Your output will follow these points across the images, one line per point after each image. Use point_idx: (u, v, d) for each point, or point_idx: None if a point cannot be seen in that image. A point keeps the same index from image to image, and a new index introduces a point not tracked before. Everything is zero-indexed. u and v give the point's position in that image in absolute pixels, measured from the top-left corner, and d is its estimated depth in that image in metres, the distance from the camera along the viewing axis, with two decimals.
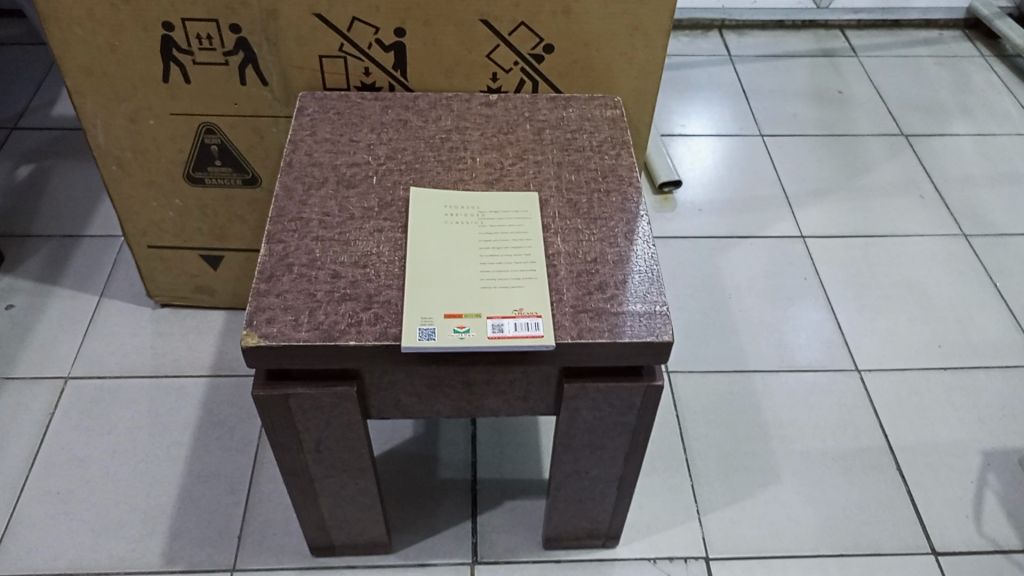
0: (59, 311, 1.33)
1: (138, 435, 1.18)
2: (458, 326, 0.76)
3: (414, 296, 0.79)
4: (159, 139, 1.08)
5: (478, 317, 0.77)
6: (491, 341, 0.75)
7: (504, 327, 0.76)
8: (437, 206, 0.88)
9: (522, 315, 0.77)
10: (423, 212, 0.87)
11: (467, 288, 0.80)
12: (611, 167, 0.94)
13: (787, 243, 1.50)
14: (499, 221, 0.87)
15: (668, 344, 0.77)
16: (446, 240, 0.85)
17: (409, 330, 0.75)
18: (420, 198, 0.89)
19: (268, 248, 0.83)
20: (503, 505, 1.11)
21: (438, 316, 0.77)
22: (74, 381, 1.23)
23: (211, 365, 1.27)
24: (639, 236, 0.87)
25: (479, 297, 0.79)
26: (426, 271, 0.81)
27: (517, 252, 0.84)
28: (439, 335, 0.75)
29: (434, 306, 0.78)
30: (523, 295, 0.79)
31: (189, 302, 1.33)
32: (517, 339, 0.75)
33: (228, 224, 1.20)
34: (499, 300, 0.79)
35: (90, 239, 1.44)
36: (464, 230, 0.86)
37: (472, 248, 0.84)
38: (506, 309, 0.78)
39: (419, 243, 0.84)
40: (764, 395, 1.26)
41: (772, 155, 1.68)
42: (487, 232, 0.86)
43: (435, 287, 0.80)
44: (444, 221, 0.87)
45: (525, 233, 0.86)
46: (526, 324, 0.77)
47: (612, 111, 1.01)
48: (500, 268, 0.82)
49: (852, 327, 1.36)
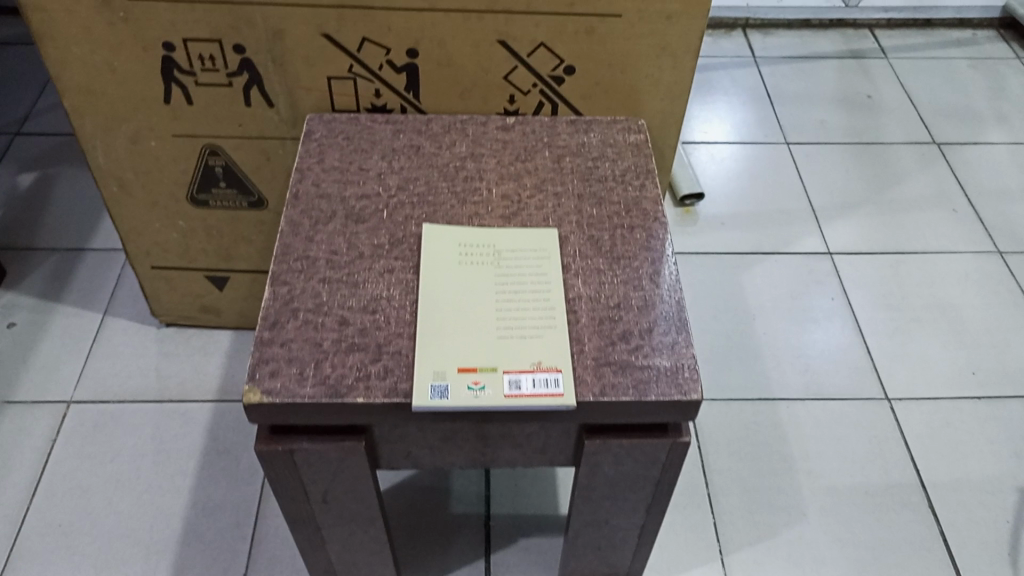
0: (62, 330, 1.29)
1: (142, 464, 1.14)
2: (472, 383, 0.71)
3: (426, 347, 0.74)
4: (161, 160, 1.04)
5: (494, 372, 0.72)
6: (509, 399, 0.71)
7: (522, 383, 0.72)
8: (451, 244, 0.83)
9: (541, 369, 0.73)
10: (436, 251, 0.82)
11: (482, 338, 0.75)
12: (635, 200, 0.89)
13: (814, 260, 1.44)
14: (517, 261, 0.82)
15: (697, 402, 0.72)
16: (460, 283, 0.80)
17: (420, 388, 0.71)
18: (433, 235, 0.84)
19: (272, 290, 0.79)
20: (517, 543, 1.08)
21: (451, 370, 0.72)
22: (77, 404, 1.20)
23: (217, 388, 1.23)
24: (666, 279, 0.81)
25: (495, 349, 0.74)
26: (438, 318, 0.76)
27: (536, 297, 0.79)
28: (452, 393, 0.71)
29: (448, 359, 0.73)
30: (542, 346, 0.74)
31: (194, 321, 1.29)
32: (536, 398, 0.71)
33: (233, 246, 1.16)
34: (516, 353, 0.74)
35: (94, 253, 1.40)
36: (479, 272, 0.81)
37: (488, 292, 0.79)
38: (523, 362, 0.73)
39: (431, 287, 0.79)
40: (789, 426, 1.21)
41: (798, 165, 1.62)
42: (504, 273, 0.81)
43: (448, 338, 0.75)
44: (458, 261, 0.82)
45: (544, 274, 0.81)
46: (545, 380, 0.72)
47: (636, 136, 0.96)
48: (517, 315, 0.77)
49: (882, 352, 1.31)
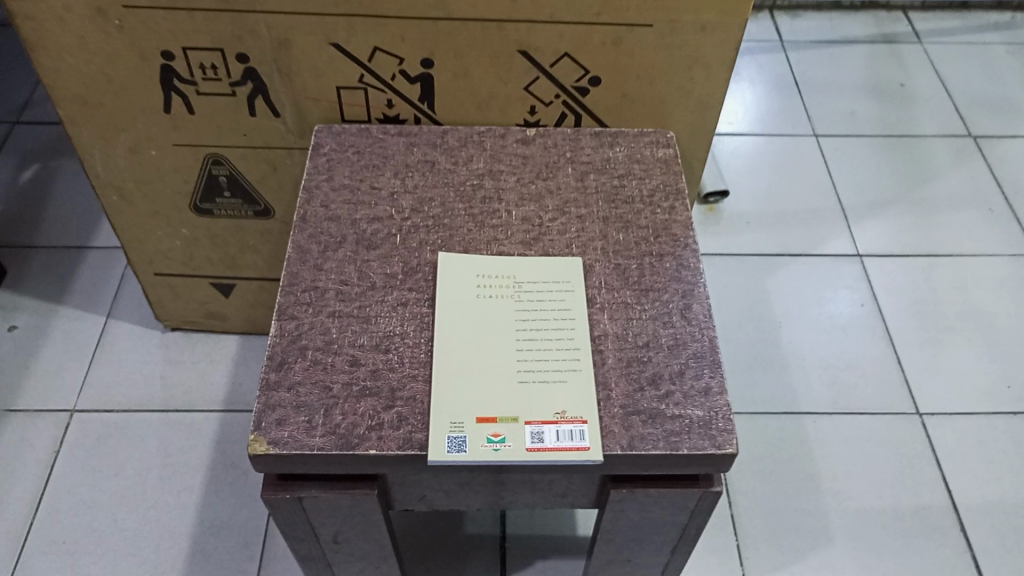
0: (64, 334, 1.25)
1: (147, 478, 1.11)
2: (492, 435, 0.67)
3: (442, 393, 0.70)
4: (162, 170, 0.98)
5: (515, 422, 0.68)
6: (532, 455, 0.66)
7: (545, 436, 0.67)
8: (468, 273, 0.78)
9: (564, 419, 0.68)
10: (452, 283, 0.77)
11: (502, 383, 0.71)
12: (664, 225, 0.83)
13: (842, 263, 1.38)
14: (539, 294, 0.77)
15: (731, 455, 0.68)
16: (478, 319, 0.75)
17: (437, 440, 0.67)
18: (449, 265, 0.79)
19: (279, 326, 0.74)
20: (533, 566, 1.04)
21: (470, 420, 0.68)
22: (80, 414, 1.17)
23: (223, 398, 1.19)
24: (697, 314, 0.76)
25: (516, 395, 0.70)
26: (454, 359, 0.72)
27: (559, 335, 0.74)
28: (471, 447, 0.67)
29: (465, 407, 0.69)
30: (565, 393, 0.70)
31: (200, 326, 1.25)
32: (560, 453, 0.66)
33: (239, 254, 1.11)
34: (538, 400, 0.70)
35: (97, 252, 1.36)
36: (499, 306, 0.76)
37: (508, 329, 0.75)
38: (546, 411, 0.69)
39: (447, 323, 0.74)
40: (816, 442, 1.17)
41: (827, 160, 1.55)
42: (525, 308, 0.76)
43: (466, 383, 0.70)
44: (476, 294, 0.77)
45: (568, 309, 0.76)
46: (570, 432, 0.67)
47: (664, 151, 0.90)
48: (539, 356, 0.73)
49: (912, 363, 1.26)
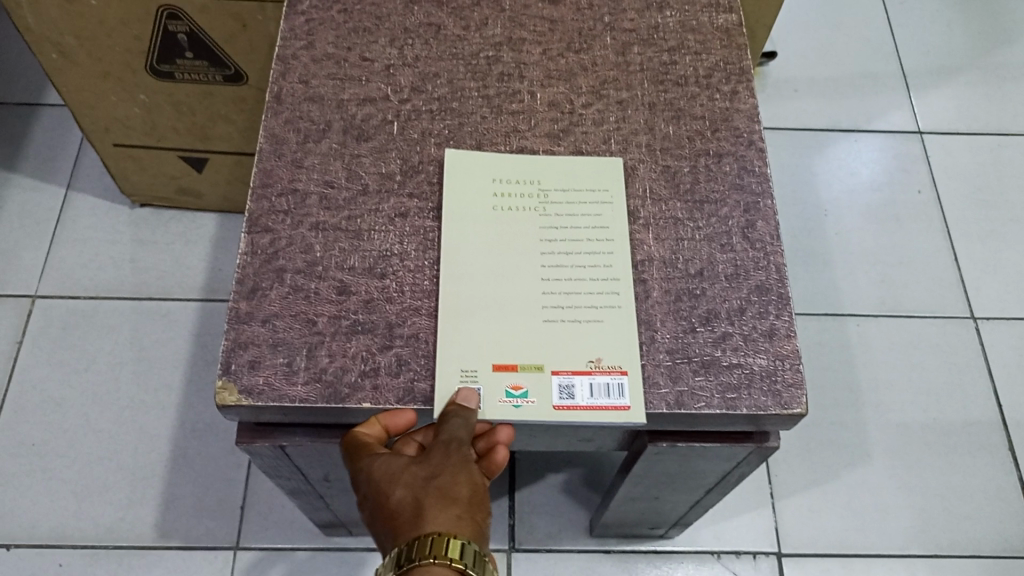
0: (20, 207, 1.11)
1: (122, 374, 1.01)
2: (512, 388, 0.55)
3: (450, 333, 0.57)
4: (107, 24, 0.81)
5: (539, 372, 0.56)
6: (561, 415, 0.55)
7: (576, 391, 0.56)
8: (481, 174, 0.64)
9: (600, 370, 0.56)
10: (463, 189, 0.63)
11: (524, 322, 0.58)
12: (723, 115, 0.67)
13: (899, 141, 1.22)
14: (570, 207, 0.63)
15: (797, 415, 0.56)
16: (494, 237, 0.61)
17: (444, 392, 0.55)
18: (459, 166, 0.64)
19: (249, 239, 0.60)
20: (544, 480, 0.96)
21: (484, 367, 0.56)
22: (42, 300, 1.04)
23: (202, 285, 1.07)
24: (761, 234, 0.62)
25: (541, 336, 0.58)
26: (465, 289, 0.59)
27: (594, 261, 0.60)
28: (487, 402, 0.55)
29: (479, 353, 0.57)
30: (601, 336, 0.57)
31: (172, 202, 1.10)
32: (594, 414, 0.55)
33: (210, 125, 0.95)
34: (567, 345, 0.57)
35: (51, 110, 1.19)
36: (521, 220, 0.62)
37: (531, 251, 0.61)
38: (578, 360, 0.57)
39: (456, 241, 0.61)
40: (858, 348, 1.06)
41: (890, 15, 1.35)
42: (552, 224, 0.62)
43: (481, 320, 0.58)
44: (491, 204, 0.63)
45: (605, 226, 0.62)
46: (605, 387, 0.56)
47: (726, 17, 0.72)
48: (570, 287, 0.60)
49: (971, 259, 1.13)
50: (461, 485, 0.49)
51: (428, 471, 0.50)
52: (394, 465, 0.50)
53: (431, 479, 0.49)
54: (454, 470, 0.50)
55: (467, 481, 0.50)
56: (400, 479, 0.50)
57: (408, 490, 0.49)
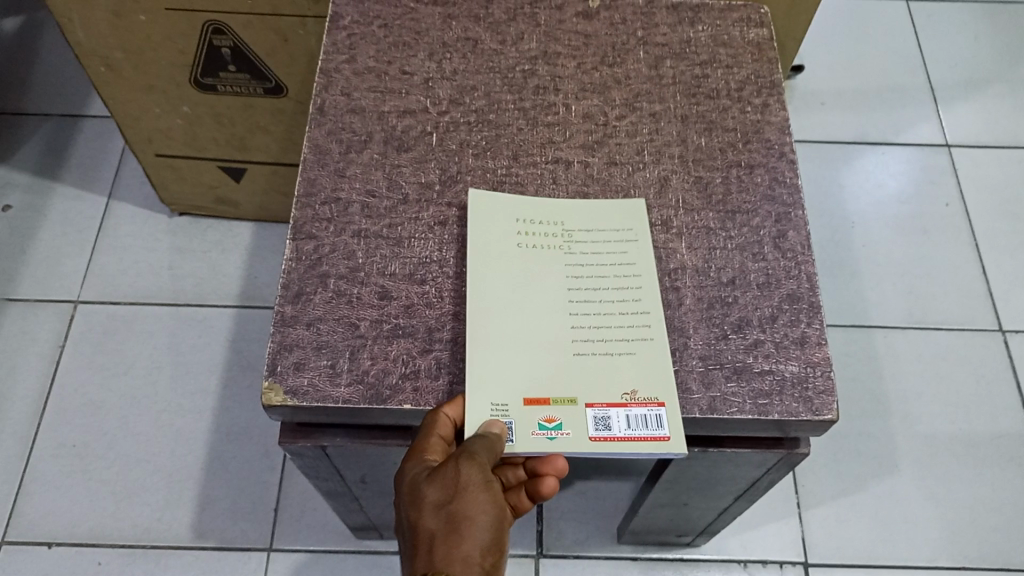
0: (63, 215, 1.14)
1: (160, 378, 1.03)
2: (546, 420, 0.55)
3: (481, 370, 0.57)
4: (153, 38, 0.84)
5: (572, 405, 0.56)
6: (599, 446, 0.54)
7: (612, 422, 0.55)
8: (506, 215, 0.64)
9: (635, 402, 0.56)
10: (488, 227, 0.63)
11: (554, 359, 0.58)
12: (754, 127, 0.69)
13: (927, 153, 1.23)
14: (594, 246, 0.63)
15: (828, 421, 0.57)
16: (520, 275, 0.61)
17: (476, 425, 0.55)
18: (483, 204, 0.64)
19: (294, 246, 0.62)
20: (573, 487, 0.97)
21: (516, 402, 0.56)
22: (84, 305, 1.08)
23: (238, 292, 1.09)
24: (792, 244, 0.63)
25: (570, 373, 0.57)
26: (494, 326, 0.59)
27: (621, 296, 0.60)
28: (519, 435, 0.55)
29: (511, 386, 0.56)
30: (633, 370, 0.57)
31: (209, 211, 1.13)
32: (631, 444, 0.54)
33: (249, 136, 0.97)
34: (599, 379, 0.57)
35: (93, 121, 1.22)
36: (546, 258, 0.62)
37: (558, 289, 0.61)
38: (612, 393, 0.56)
39: (482, 275, 0.61)
40: (886, 359, 1.06)
41: (917, 28, 1.35)
42: (578, 263, 0.62)
43: (510, 358, 0.58)
44: (517, 244, 0.63)
45: (631, 262, 0.62)
46: (642, 418, 0.55)
47: (757, 30, 0.74)
48: (597, 324, 0.60)
49: (999, 272, 1.13)
50: (475, 518, 0.49)
51: (442, 496, 0.50)
52: (417, 482, 0.52)
53: (444, 506, 0.50)
54: (469, 500, 0.50)
55: (482, 512, 0.50)
56: (420, 500, 0.51)
57: (424, 514, 0.50)
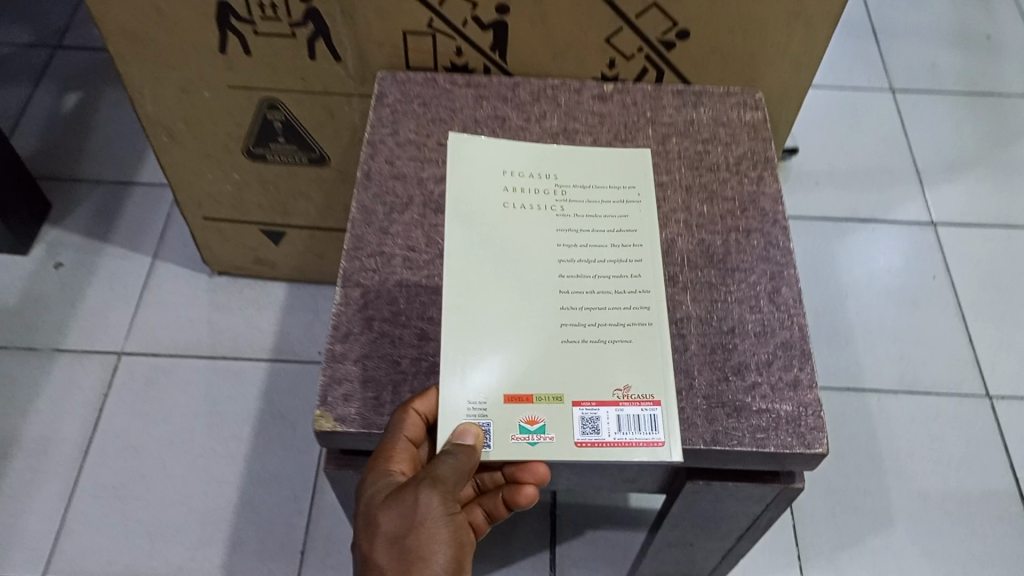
0: (111, 273, 1.23)
1: (196, 425, 1.10)
2: (526, 420, 0.63)
3: (471, 343, 0.67)
4: (215, 112, 0.94)
5: (558, 403, 0.64)
6: (582, 448, 0.62)
7: (600, 425, 0.64)
8: (497, 182, 0.76)
9: (627, 401, 0.64)
10: (505, 229, 0.73)
11: (553, 344, 0.67)
12: (751, 197, 0.78)
13: (915, 230, 1.31)
14: (591, 208, 0.75)
15: (820, 455, 0.64)
16: (529, 270, 0.71)
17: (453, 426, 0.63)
18: (500, 209, 0.74)
19: (343, 293, 0.70)
20: (584, 536, 1.02)
21: (498, 402, 0.64)
22: (128, 356, 1.15)
23: (271, 347, 1.17)
24: (785, 298, 0.71)
25: (568, 361, 0.67)
26: (485, 298, 0.69)
27: (618, 292, 0.70)
28: (499, 439, 0.63)
29: (496, 373, 0.66)
30: (625, 364, 0.66)
31: (247, 271, 1.22)
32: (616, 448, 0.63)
33: (291, 201, 1.07)
34: (595, 367, 0.66)
35: (142, 187, 1.33)
36: (553, 256, 0.72)
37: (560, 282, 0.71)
38: (605, 392, 0.65)
39: (494, 271, 0.71)
40: (880, 419, 1.12)
41: (904, 116, 1.46)
42: (580, 260, 0.72)
43: (511, 345, 0.67)
44: (529, 244, 0.73)
45: (631, 263, 0.72)
46: (636, 420, 0.64)
47: (752, 113, 0.84)
48: (596, 315, 0.69)
49: (985, 341, 1.20)
50: (430, 547, 0.56)
51: (406, 525, 0.57)
52: (383, 506, 0.58)
53: (406, 534, 0.57)
54: (429, 529, 0.57)
55: (442, 539, 0.57)
56: (384, 525, 0.57)
57: (387, 538, 0.57)
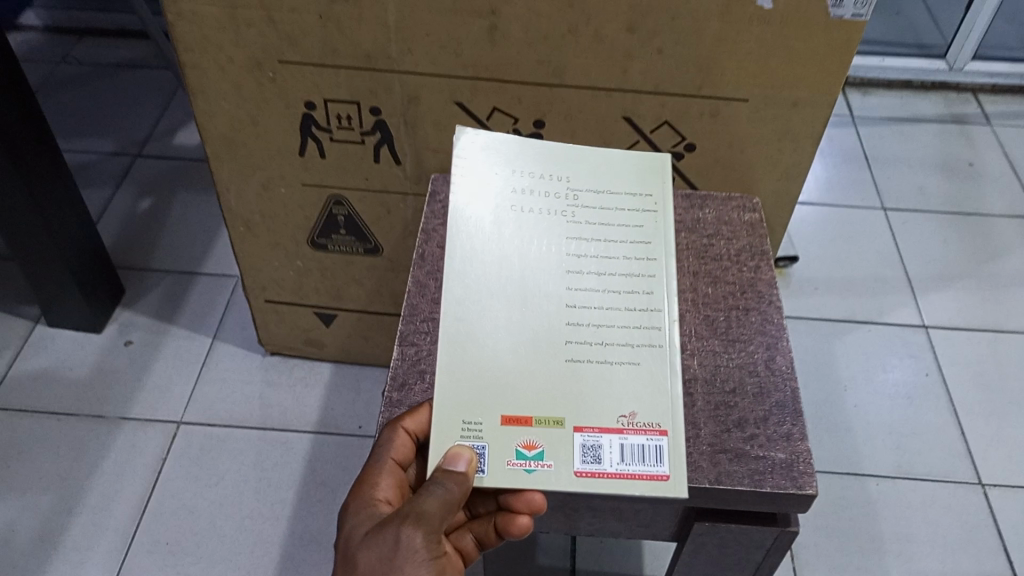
0: (174, 351, 1.36)
1: (245, 489, 1.20)
2: (521, 447, 0.69)
3: (479, 363, 0.73)
4: (288, 207, 1.09)
5: (559, 427, 0.70)
6: (572, 478, 0.67)
7: (603, 456, 0.69)
8: (508, 194, 0.82)
9: (633, 430, 0.70)
10: (524, 251, 0.79)
11: (559, 365, 0.73)
12: (750, 282, 0.90)
13: (908, 332, 1.43)
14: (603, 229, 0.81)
15: (811, 497, 0.73)
16: (540, 292, 0.77)
17: (446, 448, 0.68)
18: (516, 231, 0.80)
19: (400, 350, 0.82)
20: None
21: (493, 423, 0.70)
22: (186, 426, 1.26)
23: (316, 421, 1.28)
24: (780, 365, 0.83)
25: (574, 380, 0.72)
26: (492, 319, 0.75)
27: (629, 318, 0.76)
28: (495, 465, 0.68)
29: (503, 395, 0.71)
30: (632, 395, 0.72)
31: (298, 353, 1.35)
32: (614, 479, 0.68)
33: (345, 287, 1.21)
34: (602, 392, 0.72)
35: (206, 277, 1.48)
36: (564, 279, 0.78)
37: (570, 304, 0.76)
38: (610, 419, 0.70)
39: (510, 292, 0.77)
40: (879, 503, 1.20)
41: (895, 232, 1.61)
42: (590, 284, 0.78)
43: (520, 364, 0.73)
44: (544, 266, 0.78)
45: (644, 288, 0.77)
46: (638, 453, 0.69)
47: (750, 215, 0.98)
48: (605, 339, 0.75)
49: (977, 434, 1.29)
50: None
51: (390, 561, 0.62)
52: (370, 541, 0.63)
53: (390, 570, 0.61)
54: (412, 565, 0.62)
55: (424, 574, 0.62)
56: (369, 559, 0.62)
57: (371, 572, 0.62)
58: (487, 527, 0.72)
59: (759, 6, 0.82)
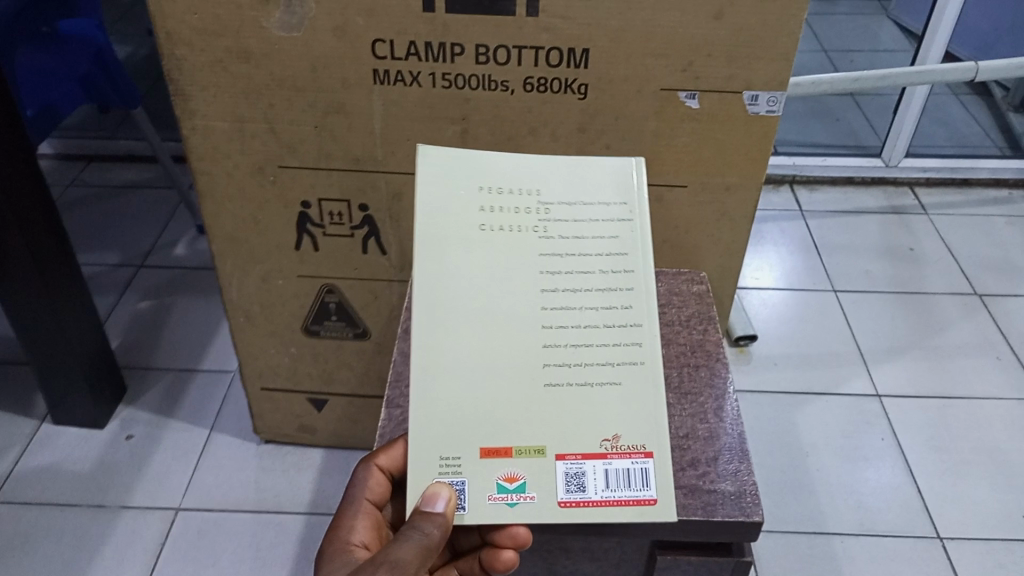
0: (173, 442, 1.44)
1: (241, 568, 1.25)
2: (502, 480, 0.75)
3: (458, 395, 0.78)
4: (284, 297, 1.21)
5: (541, 455, 0.76)
6: (556, 507, 0.74)
7: (588, 484, 0.75)
8: (478, 211, 0.84)
9: (616, 454, 0.76)
10: (503, 272, 0.82)
11: (541, 389, 0.78)
12: (698, 343, 1.02)
13: (863, 401, 1.53)
14: (576, 243, 0.84)
15: (758, 524, 0.82)
16: (519, 315, 0.81)
17: (425, 485, 0.75)
18: (492, 253, 0.83)
19: (387, 412, 0.92)
20: None
21: (473, 456, 0.76)
22: (184, 511, 1.32)
23: (309, 502, 1.35)
24: (727, 414, 0.93)
25: (553, 404, 0.78)
26: (470, 348, 0.80)
27: (607, 335, 0.80)
28: (476, 501, 0.74)
29: (482, 426, 0.77)
30: (613, 417, 0.77)
31: (291, 440, 1.43)
32: (597, 505, 0.74)
33: (336, 371, 1.31)
34: (585, 415, 0.78)
35: (204, 373, 1.57)
36: (541, 298, 0.82)
37: (548, 326, 0.81)
38: (593, 444, 0.76)
39: (488, 319, 0.81)
40: (844, 560, 1.27)
41: (846, 312, 1.74)
42: (567, 301, 0.82)
43: (501, 392, 0.78)
44: (521, 287, 0.82)
45: (622, 304, 0.81)
46: (618, 480, 0.75)
47: (698, 286, 1.10)
48: (584, 359, 0.80)
49: (932, 491, 1.37)
50: None
51: None
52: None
53: None
54: None
55: None
56: None
57: None
58: (472, 564, 0.81)
59: (688, 106, 0.97)
